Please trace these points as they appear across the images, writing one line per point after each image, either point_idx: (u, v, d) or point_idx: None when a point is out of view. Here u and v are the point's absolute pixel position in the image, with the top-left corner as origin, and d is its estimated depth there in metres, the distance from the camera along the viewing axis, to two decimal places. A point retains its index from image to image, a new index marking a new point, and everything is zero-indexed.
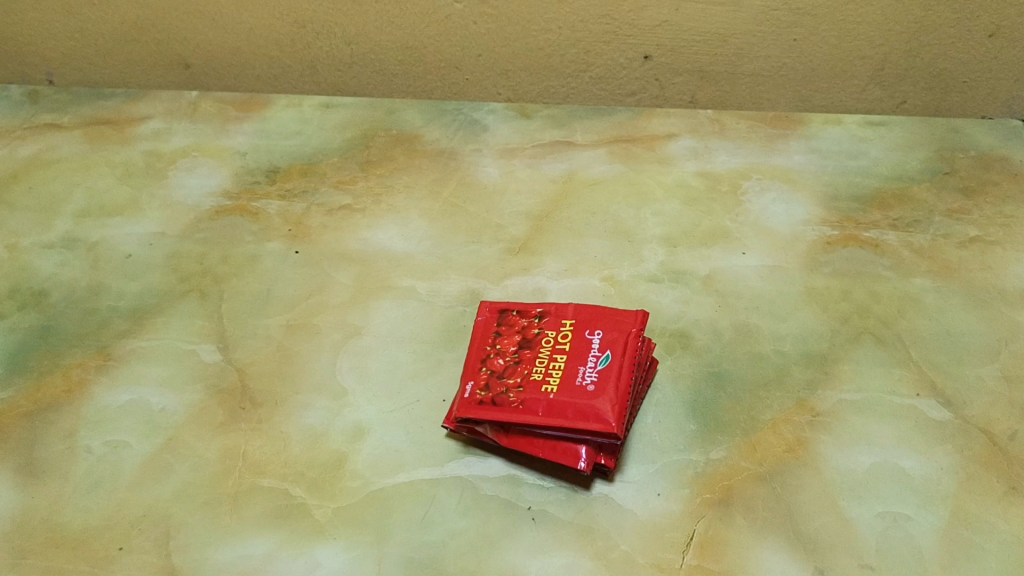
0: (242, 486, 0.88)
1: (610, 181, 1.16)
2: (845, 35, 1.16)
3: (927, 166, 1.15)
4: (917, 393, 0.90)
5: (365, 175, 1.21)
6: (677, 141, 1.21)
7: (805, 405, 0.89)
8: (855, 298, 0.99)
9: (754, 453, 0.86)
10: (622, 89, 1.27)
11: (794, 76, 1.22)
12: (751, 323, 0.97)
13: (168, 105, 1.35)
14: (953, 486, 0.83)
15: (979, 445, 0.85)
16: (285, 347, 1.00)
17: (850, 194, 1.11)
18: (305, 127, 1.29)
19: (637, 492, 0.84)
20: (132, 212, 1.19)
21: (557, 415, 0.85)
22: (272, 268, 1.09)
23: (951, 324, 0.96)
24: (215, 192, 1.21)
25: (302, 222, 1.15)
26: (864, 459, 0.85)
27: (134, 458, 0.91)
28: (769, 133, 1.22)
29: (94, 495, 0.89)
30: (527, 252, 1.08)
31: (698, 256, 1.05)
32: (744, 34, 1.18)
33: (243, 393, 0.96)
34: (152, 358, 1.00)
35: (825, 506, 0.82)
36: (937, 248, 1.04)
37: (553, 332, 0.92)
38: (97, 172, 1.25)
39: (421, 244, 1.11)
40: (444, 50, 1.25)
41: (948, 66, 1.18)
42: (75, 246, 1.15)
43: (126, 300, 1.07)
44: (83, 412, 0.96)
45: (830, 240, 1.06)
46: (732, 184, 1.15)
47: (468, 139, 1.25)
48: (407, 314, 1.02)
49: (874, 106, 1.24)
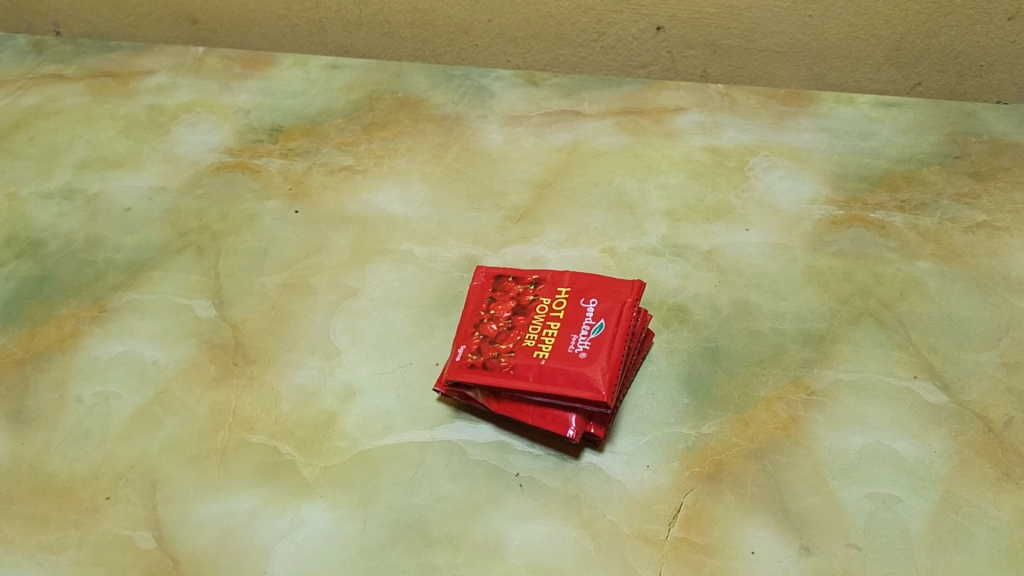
0: (230, 441, 0.88)
1: (615, 153, 1.15)
2: (861, 13, 1.14)
3: (938, 149, 1.13)
4: (915, 376, 0.89)
5: (368, 137, 1.20)
6: (685, 114, 1.20)
7: (800, 383, 0.88)
8: (857, 280, 0.98)
9: (746, 429, 0.85)
10: (633, 61, 1.25)
11: (807, 54, 1.20)
12: (750, 300, 0.96)
13: (174, 60, 1.34)
14: (946, 471, 0.82)
15: (974, 431, 0.84)
16: (280, 305, 1.00)
17: (858, 175, 1.10)
18: (310, 87, 1.28)
19: (627, 464, 0.83)
20: (133, 165, 1.18)
21: (547, 382, 0.84)
22: (271, 226, 1.09)
23: (953, 309, 0.95)
24: (217, 149, 1.20)
25: (303, 181, 1.14)
26: (857, 440, 0.84)
27: (124, 410, 0.91)
28: (779, 110, 1.20)
29: (83, 444, 0.88)
30: (528, 220, 1.07)
31: (701, 231, 1.04)
32: (759, 8, 1.16)
33: (236, 349, 0.95)
34: (146, 311, 1.00)
35: (815, 485, 0.81)
36: (943, 232, 1.03)
37: (548, 299, 0.91)
38: (99, 124, 1.25)
39: (422, 208, 1.10)
40: (454, 14, 1.24)
41: (965, 49, 1.16)
42: (75, 197, 1.14)
43: (123, 253, 1.07)
44: (75, 363, 0.95)
45: (835, 219, 1.04)
46: (739, 160, 1.13)
47: (474, 105, 1.24)
48: (404, 278, 1.02)
49: (888, 87, 1.22)
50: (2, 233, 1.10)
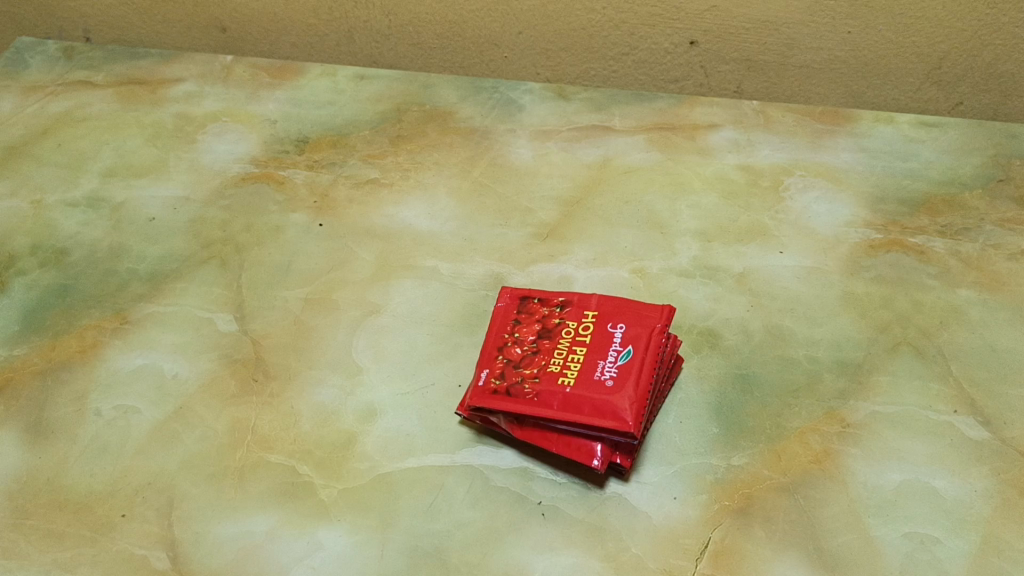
0: (249, 459, 0.86)
1: (646, 169, 1.12)
2: (902, 30, 1.14)
3: (982, 172, 1.08)
4: (955, 409, 0.85)
5: (395, 150, 1.18)
6: (719, 131, 1.16)
7: (835, 415, 0.85)
8: (896, 307, 0.95)
9: (778, 462, 0.82)
10: (666, 75, 1.25)
11: (844, 70, 1.20)
12: (784, 326, 0.93)
13: (202, 68, 1.33)
14: (987, 511, 0.78)
15: (1017, 469, 0.81)
16: (302, 321, 0.98)
17: (897, 197, 1.06)
18: (338, 97, 1.26)
19: (654, 495, 0.81)
20: (158, 174, 1.18)
21: (572, 410, 0.82)
22: (295, 239, 1.07)
23: (996, 340, 0.91)
24: (242, 159, 1.19)
25: (328, 194, 1.13)
26: (893, 476, 0.81)
27: (142, 425, 0.90)
28: (817, 127, 1.15)
29: (101, 458, 0.87)
30: (556, 238, 1.05)
31: (733, 253, 1.01)
32: (796, 24, 1.16)
33: (257, 365, 0.94)
34: (168, 324, 0.99)
35: (849, 523, 0.78)
36: (985, 259, 0.99)
37: (575, 323, 0.89)
38: (126, 132, 1.24)
39: (448, 224, 1.08)
40: (485, 26, 1.26)
41: (1010, 68, 1.16)
42: (100, 206, 1.14)
43: (146, 264, 1.06)
44: (95, 374, 0.94)
45: (873, 243, 1.01)
46: (774, 179, 1.10)
47: (503, 118, 1.21)
48: (428, 295, 1.00)
49: (929, 106, 1.22)
50: (27, 240, 1.10)
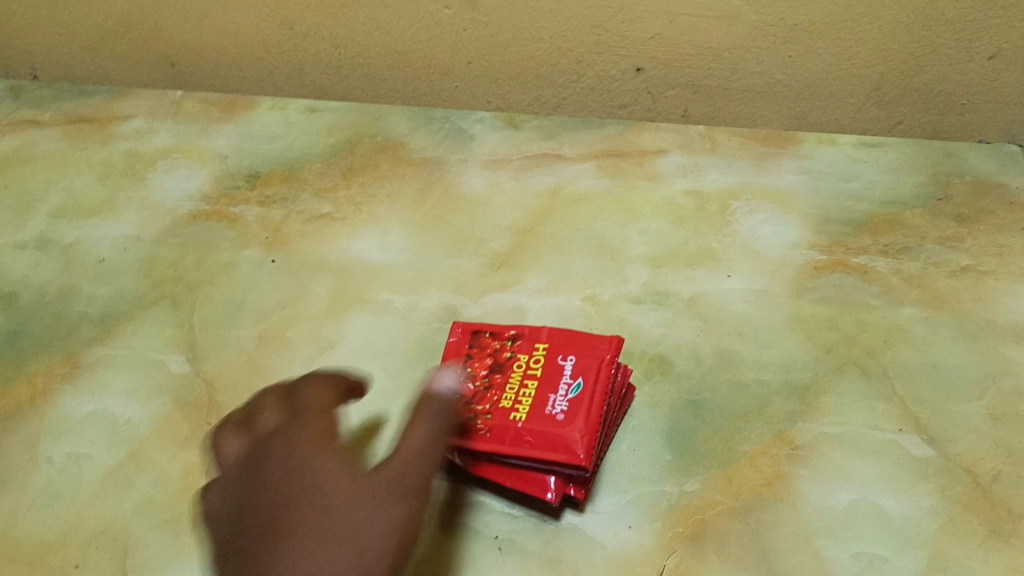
0: (204, 503, 0.85)
1: (596, 197, 1.14)
2: (843, 53, 1.13)
3: (922, 191, 1.11)
4: (901, 428, 0.87)
5: (347, 183, 1.19)
6: (667, 156, 1.18)
7: (785, 437, 0.87)
8: (841, 327, 0.96)
9: (729, 486, 0.83)
10: (614, 101, 1.24)
11: (786, 94, 1.19)
12: (733, 349, 0.95)
13: (152, 104, 1.32)
14: (934, 528, 0.80)
15: (962, 485, 0.83)
16: (256, 359, 0.98)
17: (840, 218, 1.08)
18: (289, 131, 1.27)
19: (609, 524, 0.81)
20: (108, 213, 1.17)
21: (524, 445, 0.82)
22: (248, 276, 1.07)
23: (939, 358, 0.93)
24: (193, 195, 1.18)
25: (281, 229, 1.13)
26: (843, 496, 0.82)
27: (95, 471, 0.89)
28: (762, 150, 1.18)
29: (53, 507, 0.86)
30: (509, 267, 1.06)
31: (683, 278, 1.03)
32: (739, 49, 1.15)
33: (210, 406, 0.93)
34: (120, 366, 0.98)
35: (801, 545, 0.79)
36: (927, 277, 1.01)
37: (526, 356, 0.90)
38: (75, 171, 1.23)
39: (401, 256, 1.08)
40: (434, 56, 1.23)
41: (947, 88, 1.15)
42: (49, 247, 1.13)
43: (97, 305, 1.05)
44: (46, 421, 0.93)
45: (818, 264, 1.03)
46: (720, 204, 1.11)
47: (455, 148, 1.22)
48: (382, 329, 1.00)
49: (870, 126, 1.21)
50: None
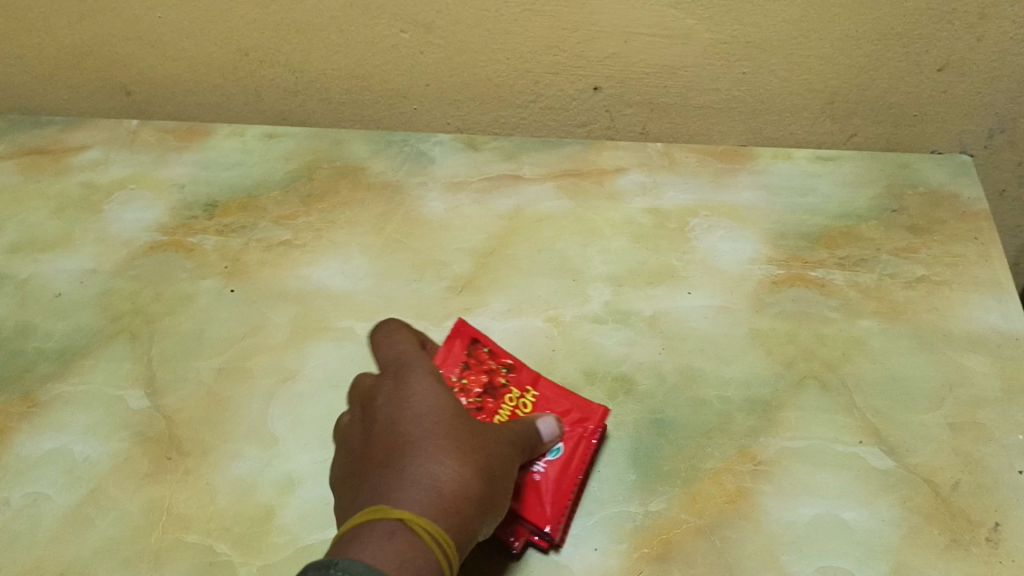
0: (165, 541, 0.84)
1: (557, 218, 1.14)
2: (796, 68, 1.14)
3: (876, 203, 1.13)
4: (861, 440, 0.88)
5: (307, 210, 1.18)
6: (626, 175, 1.18)
7: (747, 453, 0.87)
8: (801, 342, 0.97)
9: (694, 504, 0.84)
10: (573, 120, 1.25)
11: (742, 110, 1.20)
12: (694, 366, 0.95)
13: (108, 134, 1.30)
14: (896, 540, 0.81)
15: (922, 496, 0.84)
16: (216, 391, 0.97)
17: (797, 232, 1.10)
18: (247, 157, 1.26)
19: (572, 548, 0.81)
20: (64, 247, 1.15)
21: None
22: (207, 307, 1.06)
23: (897, 369, 0.94)
24: (151, 227, 1.17)
25: (240, 258, 1.12)
26: (805, 511, 0.83)
27: (53, 512, 0.87)
28: (719, 167, 1.19)
29: (10, 550, 0.84)
30: (471, 290, 1.06)
31: (644, 296, 1.03)
32: (693, 67, 1.16)
33: (171, 441, 0.92)
34: (78, 404, 0.96)
35: (766, 561, 0.80)
36: (884, 289, 1.03)
37: (517, 395, 0.90)
38: (30, 205, 1.22)
39: (362, 282, 1.08)
40: (391, 80, 1.23)
41: (899, 100, 1.17)
42: (3, 283, 1.11)
43: (53, 341, 1.03)
44: (3, 463, 0.92)
45: (776, 279, 1.04)
46: (680, 221, 1.12)
47: (414, 171, 1.22)
48: (344, 357, 0.99)
49: (824, 139, 1.23)
50: None
